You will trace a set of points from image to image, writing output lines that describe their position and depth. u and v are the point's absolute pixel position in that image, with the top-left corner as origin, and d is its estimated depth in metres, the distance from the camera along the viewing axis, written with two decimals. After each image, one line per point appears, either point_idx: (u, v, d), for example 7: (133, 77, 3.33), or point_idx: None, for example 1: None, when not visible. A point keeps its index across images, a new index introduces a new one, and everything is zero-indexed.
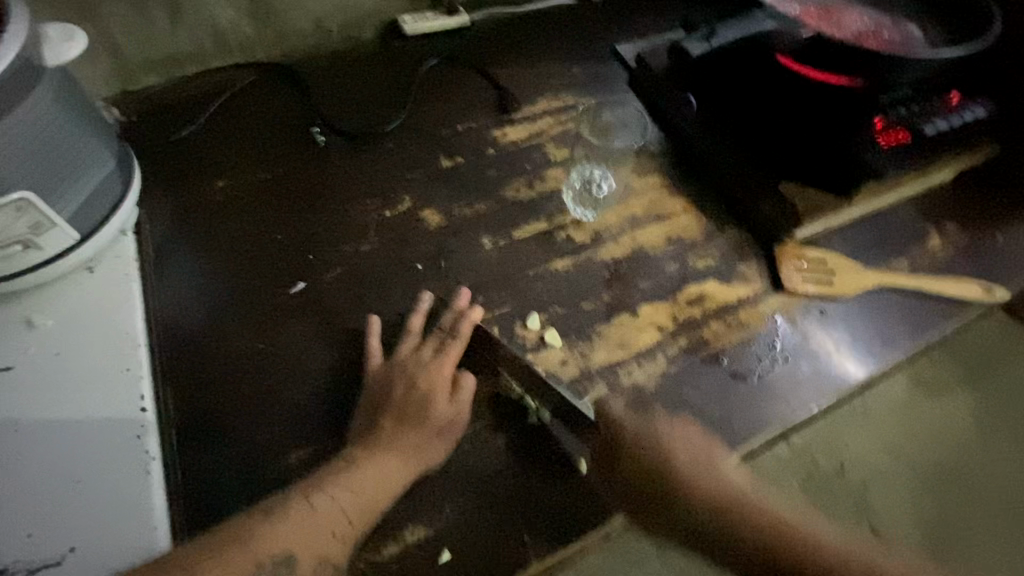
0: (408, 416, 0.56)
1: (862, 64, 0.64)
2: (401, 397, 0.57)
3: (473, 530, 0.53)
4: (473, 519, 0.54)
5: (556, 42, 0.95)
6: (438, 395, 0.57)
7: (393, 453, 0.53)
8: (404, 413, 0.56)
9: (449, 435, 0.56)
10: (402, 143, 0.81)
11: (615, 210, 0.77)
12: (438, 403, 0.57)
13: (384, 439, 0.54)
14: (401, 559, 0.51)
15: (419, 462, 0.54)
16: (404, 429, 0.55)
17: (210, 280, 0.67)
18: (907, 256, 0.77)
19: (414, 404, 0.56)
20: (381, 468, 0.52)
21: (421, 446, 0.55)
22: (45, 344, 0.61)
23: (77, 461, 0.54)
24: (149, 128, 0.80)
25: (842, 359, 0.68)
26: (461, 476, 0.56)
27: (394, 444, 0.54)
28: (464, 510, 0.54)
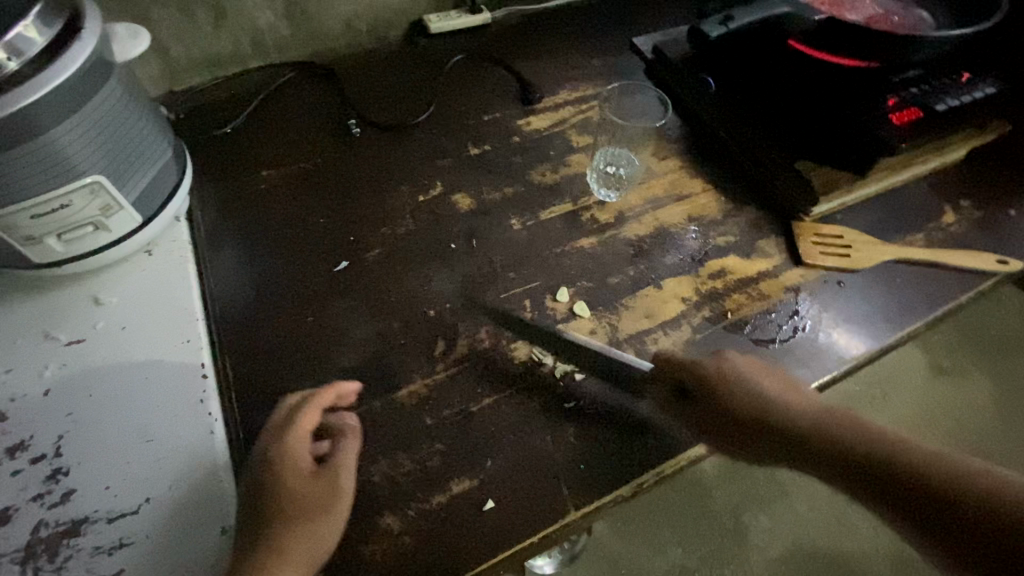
0: (312, 500, 0.51)
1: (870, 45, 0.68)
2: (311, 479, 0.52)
3: (514, 482, 0.56)
4: (513, 473, 0.57)
5: (576, 36, 0.99)
6: (297, 478, 0.52)
7: (300, 539, 0.49)
8: (312, 496, 0.51)
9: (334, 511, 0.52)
10: (433, 133, 0.85)
11: (638, 191, 0.81)
12: (309, 484, 0.52)
13: (292, 523, 0.50)
14: (447, 509, 0.55)
15: (323, 545, 0.50)
16: (314, 508, 0.51)
17: (258, 260, 0.72)
18: (923, 231, 0.80)
19: (315, 487, 0.52)
20: (292, 556, 0.49)
21: (323, 521, 0.51)
22: (111, 319, 0.66)
23: (146, 422, 0.59)
24: (196, 123, 0.85)
25: (861, 327, 0.70)
26: (502, 434, 0.59)
27: (305, 529, 0.50)
28: (505, 464, 0.57)
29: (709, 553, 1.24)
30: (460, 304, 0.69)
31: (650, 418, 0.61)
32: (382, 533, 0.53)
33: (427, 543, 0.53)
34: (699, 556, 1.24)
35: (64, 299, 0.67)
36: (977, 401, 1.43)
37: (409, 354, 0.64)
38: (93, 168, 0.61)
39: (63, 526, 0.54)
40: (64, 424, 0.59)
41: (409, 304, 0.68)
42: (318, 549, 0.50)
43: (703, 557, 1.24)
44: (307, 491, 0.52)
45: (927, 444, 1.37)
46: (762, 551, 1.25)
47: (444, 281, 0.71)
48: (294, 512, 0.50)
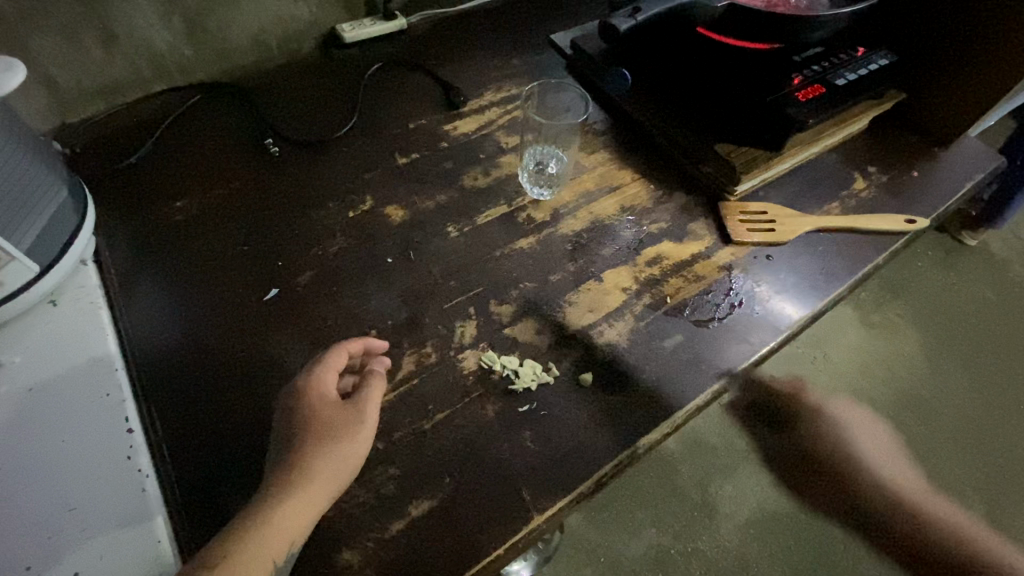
0: (337, 424, 0.53)
1: (767, 32, 0.73)
2: (330, 412, 0.54)
3: (473, 495, 0.55)
4: (473, 489, 0.56)
5: (495, 36, 0.98)
6: (323, 407, 0.54)
7: (324, 454, 0.51)
8: (330, 429, 0.52)
9: (348, 444, 0.52)
10: (358, 145, 0.83)
11: (570, 187, 0.81)
12: (335, 413, 0.54)
13: (321, 442, 0.51)
14: (408, 534, 0.53)
15: (350, 464, 0.52)
16: (340, 430, 0.53)
17: (180, 296, 0.67)
18: (837, 200, 0.84)
19: (338, 414, 0.53)
20: (315, 470, 0.50)
21: (349, 448, 0.52)
22: (15, 381, 0.60)
23: (69, 489, 0.54)
24: (96, 155, 0.79)
25: (789, 299, 0.73)
26: (456, 447, 0.58)
27: (331, 445, 0.51)
28: (463, 480, 0.56)
29: (682, 529, 1.27)
30: (402, 319, 0.67)
31: (605, 413, 0.62)
32: (342, 568, 0.51)
33: (390, 572, 0.51)
34: (672, 533, 1.27)
35: None
36: (906, 349, 1.54)
37: None
38: None
39: None
40: None
41: (351, 326, 0.66)
42: (341, 469, 0.51)
43: (677, 533, 1.27)
44: (335, 421, 0.53)
45: (868, 395, 1.46)
46: (731, 519, 1.29)
47: (385, 298, 0.68)
48: (321, 434, 0.52)
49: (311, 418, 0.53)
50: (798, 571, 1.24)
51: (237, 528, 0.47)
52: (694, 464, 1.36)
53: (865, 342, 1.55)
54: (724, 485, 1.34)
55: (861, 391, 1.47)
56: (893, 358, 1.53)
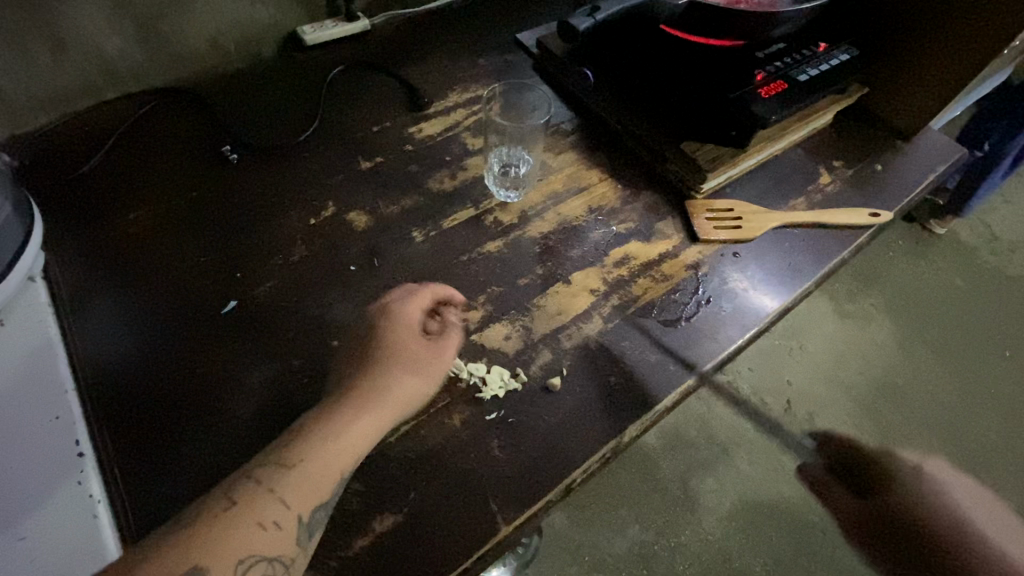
0: (422, 360, 0.57)
1: (728, 27, 0.73)
2: (415, 347, 0.57)
3: (439, 506, 0.55)
4: (439, 500, 0.55)
5: (460, 36, 0.97)
6: (409, 336, 0.57)
7: (403, 380, 0.55)
8: (417, 362, 0.56)
9: (427, 380, 0.56)
10: (320, 150, 0.81)
11: (538, 188, 0.81)
12: (418, 345, 0.57)
13: (406, 372, 0.55)
14: (372, 550, 0.52)
15: (422, 398, 0.56)
16: (424, 365, 0.56)
17: (134, 310, 0.65)
18: (803, 195, 0.85)
19: (419, 347, 0.57)
20: (391, 392, 0.54)
21: (427, 384, 0.56)
22: None
23: (17, 517, 0.52)
24: (45, 165, 0.76)
25: (756, 296, 0.73)
26: (423, 458, 0.57)
27: (412, 378, 0.55)
28: (429, 492, 0.55)
29: (665, 524, 1.28)
30: None
31: (573, 418, 0.61)
32: None
33: None
34: (655, 529, 1.28)
35: None
36: (879, 338, 1.57)
37: (317, 393, 0.61)
38: None
39: None
40: None
41: (313, 337, 0.65)
42: (411, 401, 0.55)
43: (660, 529, 1.28)
44: (417, 357, 0.57)
45: (843, 385, 1.48)
46: (713, 512, 1.30)
47: (349, 307, 0.67)
48: (408, 364, 0.56)
49: (395, 345, 0.56)
50: (779, 561, 1.25)
51: (315, 437, 0.50)
52: (675, 459, 1.36)
53: (838, 332, 1.57)
54: (706, 478, 1.34)
55: (836, 381, 1.49)
56: (867, 347, 1.55)
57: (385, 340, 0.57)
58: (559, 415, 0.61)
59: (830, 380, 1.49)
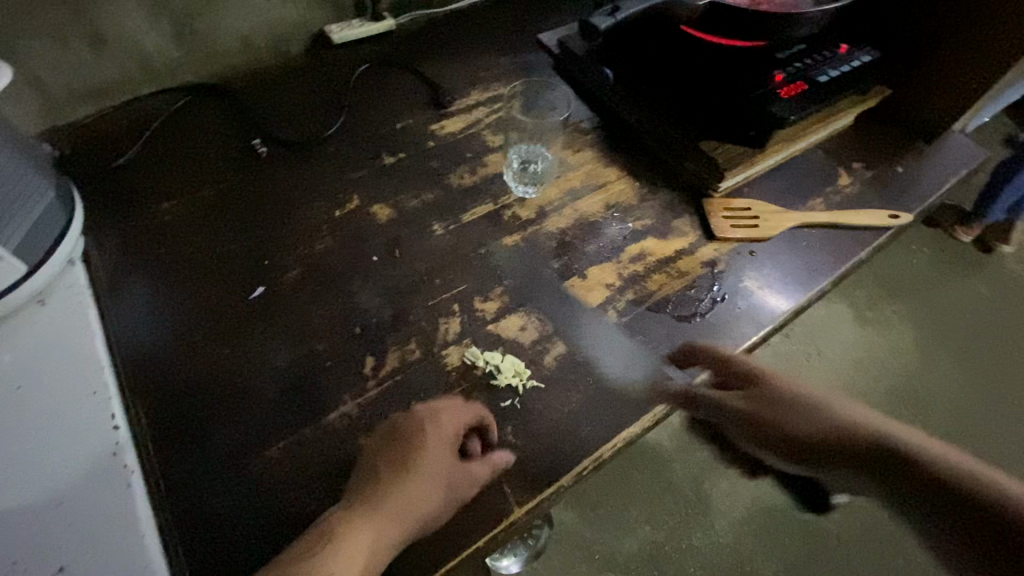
0: (435, 470, 0.54)
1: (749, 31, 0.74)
2: (438, 463, 0.55)
3: None
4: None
5: (483, 36, 0.99)
6: (433, 455, 0.54)
7: (416, 494, 0.52)
8: (437, 475, 0.54)
9: (446, 492, 0.54)
10: (344, 145, 0.83)
11: (555, 185, 0.82)
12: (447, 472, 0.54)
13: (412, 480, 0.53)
14: None
15: (421, 512, 0.52)
16: (434, 476, 0.54)
17: (166, 296, 0.68)
18: (822, 196, 0.85)
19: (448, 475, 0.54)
20: (396, 521, 0.51)
21: (434, 502, 0.53)
22: (5, 379, 0.60)
23: (56, 486, 0.54)
24: (85, 156, 0.80)
25: (771, 295, 0.74)
26: None
27: (412, 489, 0.52)
28: None
29: (676, 525, 1.28)
30: (387, 316, 0.68)
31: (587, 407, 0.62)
32: None
33: None
34: (666, 529, 1.28)
35: None
36: (899, 346, 1.54)
37: (337, 378, 0.63)
38: None
39: None
40: None
41: (335, 324, 0.67)
42: (408, 512, 0.52)
43: (670, 529, 1.28)
44: (430, 474, 0.54)
45: (860, 391, 1.46)
46: (726, 515, 1.30)
47: (370, 296, 0.69)
48: (415, 475, 0.53)
49: (407, 467, 0.53)
50: (792, 566, 1.24)
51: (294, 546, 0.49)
52: (687, 460, 1.36)
53: (857, 338, 1.56)
54: (718, 481, 1.34)
55: (853, 387, 1.47)
56: (885, 354, 1.53)
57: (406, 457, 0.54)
58: (573, 405, 0.62)
59: (848, 386, 1.47)
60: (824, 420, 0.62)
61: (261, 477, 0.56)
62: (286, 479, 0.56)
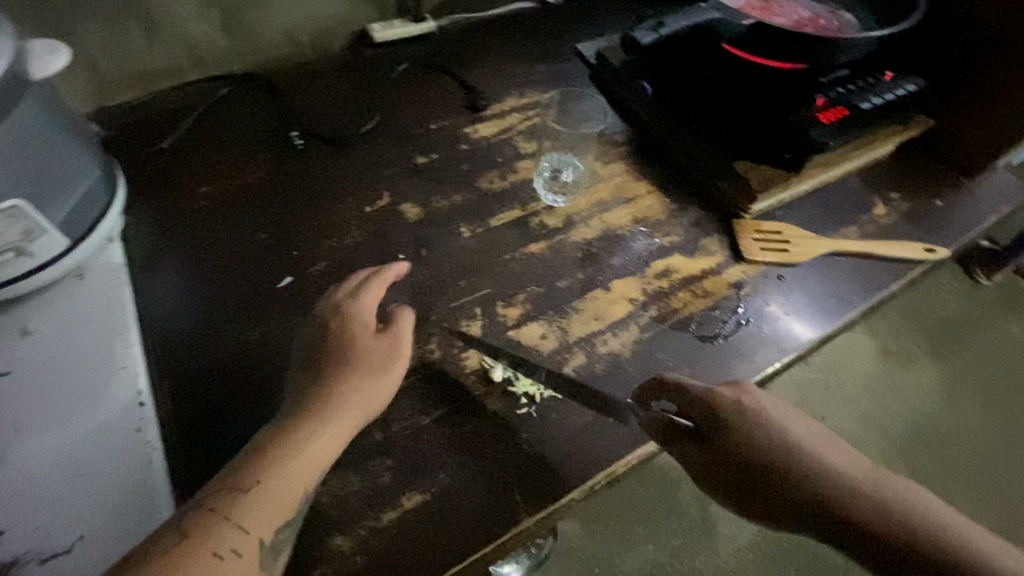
0: (357, 357, 0.57)
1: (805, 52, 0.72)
2: (347, 346, 0.58)
3: (467, 491, 0.57)
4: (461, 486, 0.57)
5: (522, 43, 1.00)
6: (365, 338, 0.59)
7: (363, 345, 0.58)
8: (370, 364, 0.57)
9: (383, 368, 0.57)
10: (377, 142, 0.84)
11: (584, 195, 0.82)
12: (368, 389, 0.56)
13: (335, 374, 0.56)
14: (399, 524, 0.54)
15: (376, 401, 0.56)
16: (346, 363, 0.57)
17: (198, 278, 0.70)
18: (855, 224, 0.83)
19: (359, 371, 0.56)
20: (374, 389, 0.56)
21: (377, 381, 0.57)
22: (40, 349, 0.62)
23: (82, 456, 0.56)
24: (130, 136, 0.82)
25: (798, 322, 0.72)
26: (454, 442, 0.59)
27: (365, 380, 0.56)
28: (457, 476, 0.57)
29: (679, 546, 1.26)
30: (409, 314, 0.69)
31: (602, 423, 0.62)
32: (333, 552, 0.52)
33: (379, 560, 0.52)
34: (669, 549, 1.26)
35: None
36: (923, 382, 1.50)
37: None
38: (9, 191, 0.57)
39: None
40: None
41: None
42: (369, 403, 0.56)
43: (674, 550, 1.26)
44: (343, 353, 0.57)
45: (879, 426, 1.43)
46: (731, 541, 1.28)
47: (393, 293, 0.70)
48: (358, 363, 0.57)
49: (343, 348, 0.58)
50: None
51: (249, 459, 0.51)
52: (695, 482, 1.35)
53: (879, 370, 1.52)
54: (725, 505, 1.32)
55: (871, 420, 1.44)
56: (909, 389, 1.49)
57: (353, 340, 0.58)
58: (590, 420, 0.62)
59: (868, 419, 1.44)
60: (828, 480, 0.55)
61: None
62: None
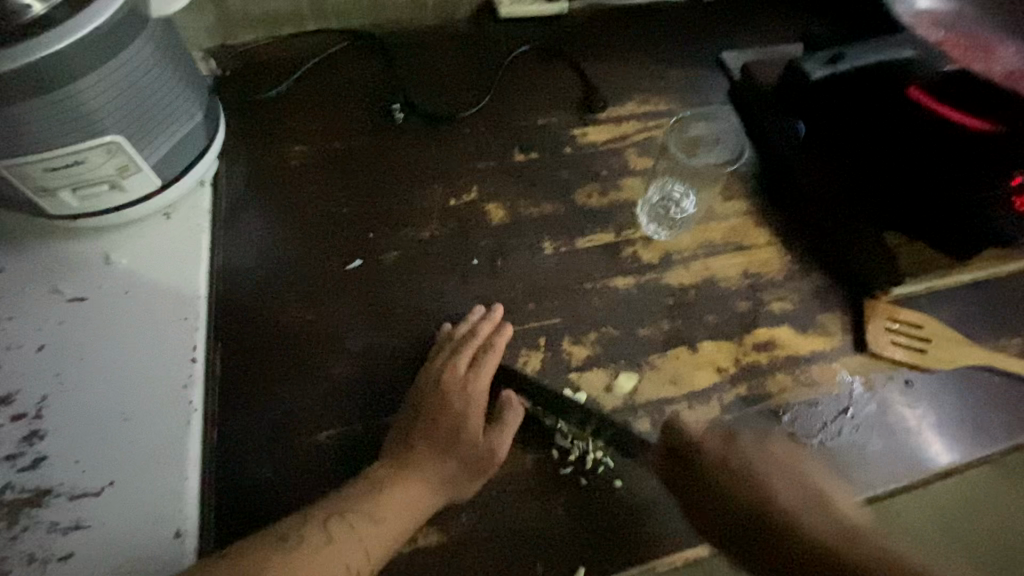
0: (448, 420, 0.58)
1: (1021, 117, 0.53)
2: (436, 417, 0.58)
3: (502, 540, 0.56)
4: (499, 525, 0.57)
5: (661, 39, 0.86)
6: (465, 406, 0.59)
7: (458, 403, 0.59)
8: (455, 438, 0.58)
9: (484, 470, 0.57)
10: (481, 129, 0.78)
11: (692, 233, 0.72)
12: (473, 429, 0.58)
13: (429, 437, 0.58)
14: (431, 553, 0.56)
15: (478, 466, 0.57)
16: (444, 430, 0.58)
17: (276, 240, 0.69)
18: (1021, 335, 0.68)
19: (462, 404, 0.59)
20: (468, 444, 0.58)
21: (473, 450, 0.57)
22: (114, 281, 0.64)
23: (131, 400, 0.58)
24: (240, 78, 0.80)
25: (919, 443, 0.62)
26: (497, 491, 0.58)
27: (460, 443, 0.58)
28: (494, 525, 0.57)
29: None
30: None
31: (646, 502, 0.59)
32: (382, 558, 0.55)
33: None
34: None
35: (71, 250, 0.65)
36: None
37: (407, 379, 0.63)
38: (112, 128, 0.57)
39: (28, 493, 0.54)
40: (49, 385, 0.58)
41: (420, 323, 0.66)
42: (466, 471, 0.57)
43: None
44: (438, 423, 0.58)
45: None
46: None
47: (462, 302, 0.67)
48: (448, 433, 0.58)
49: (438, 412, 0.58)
50: None
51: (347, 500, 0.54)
52: None
53: None
54: None
55: None
56: None
57: (450, 401, 0.59)
58: (630, 506, 0.59)
59: None
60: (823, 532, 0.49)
61: (302, 461, 0.58)
62: (329, 466, 0.59)
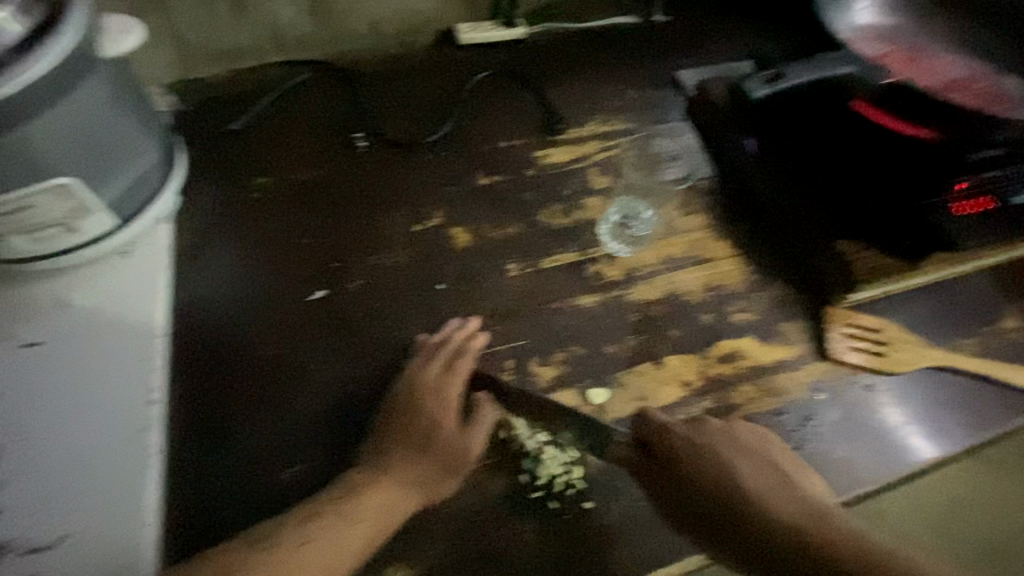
0: (422, 419, 0.59)
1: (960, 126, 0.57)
2: (410, 422, 0.59)
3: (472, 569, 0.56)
4: (468, 554, 0.56)
5: (618, 61, 0.89)
6: (439, 409, 0.60)
7: (432, 407, 0.60)
8: (429, 441, 0.58)
9: (458, 469, 0.58)
10: (445, 154, 0.79)
11: (654, 249, 0.73)
12: (447, 430, 0.59)
13: (403, 440, 0.58)
14: None
15: (453, 465, 0.58)
16: (417, 435, 0.58)
17: (239, 274, 0.69)
18: (975, 336, 0.70)
19: (434, 405, 0.60)
20: (443, 445, 0.59)
21: (447, 451, 0.58)
22: (71, 323, 0.62)
23: (88, 446, 0.56)
24: (200, 112, 0.80)
25: (882, 447, 0.63)
26: (466, 520, 0.58)
27: (436, 444, 0.59)
28: (463, 554, 0.56)
29: None
30: None
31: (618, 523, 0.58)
32: None
33: None
34: None
35: (24, 293, 0.63)
36: None
37: (375, 404, 0.63)
38: (64, 170, 0.56)
39: None
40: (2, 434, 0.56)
41: (386, 351, 0.65)
42: (439, 471, 0.57)
43: None
44: (413, 424, 0.59)
45: None
46: None
47: (429, 328, 0.67)
48: (421, 437, 0.58)
49: (410, 412, 0.59)
50: None
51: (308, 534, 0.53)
52: None
53: None
54: None
55: None
56: None
57: (424, 404, 0.60)
58: (602, 529, 0.58)
59: None
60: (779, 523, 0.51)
61: (271, 498, 0.58)
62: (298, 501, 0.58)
